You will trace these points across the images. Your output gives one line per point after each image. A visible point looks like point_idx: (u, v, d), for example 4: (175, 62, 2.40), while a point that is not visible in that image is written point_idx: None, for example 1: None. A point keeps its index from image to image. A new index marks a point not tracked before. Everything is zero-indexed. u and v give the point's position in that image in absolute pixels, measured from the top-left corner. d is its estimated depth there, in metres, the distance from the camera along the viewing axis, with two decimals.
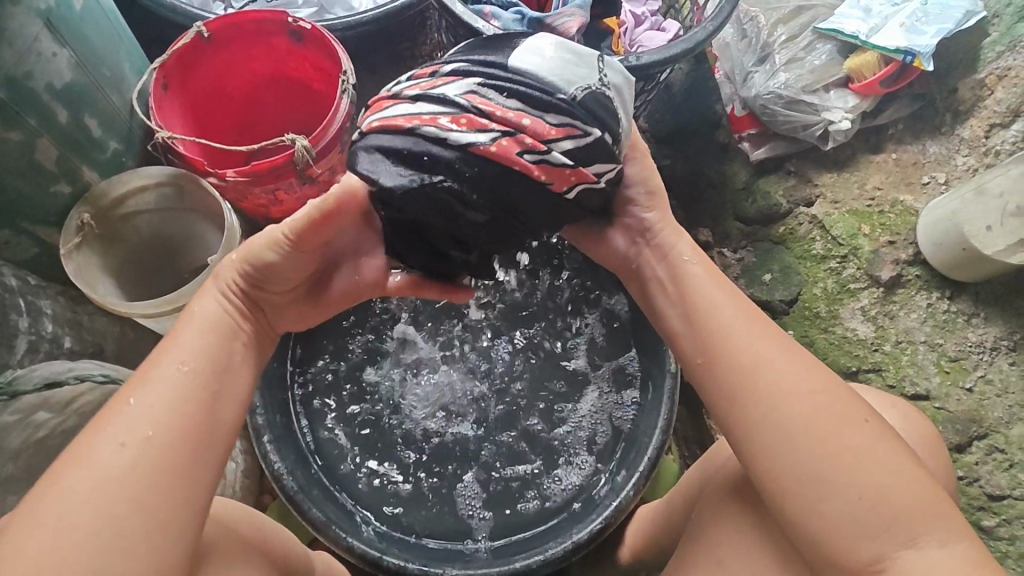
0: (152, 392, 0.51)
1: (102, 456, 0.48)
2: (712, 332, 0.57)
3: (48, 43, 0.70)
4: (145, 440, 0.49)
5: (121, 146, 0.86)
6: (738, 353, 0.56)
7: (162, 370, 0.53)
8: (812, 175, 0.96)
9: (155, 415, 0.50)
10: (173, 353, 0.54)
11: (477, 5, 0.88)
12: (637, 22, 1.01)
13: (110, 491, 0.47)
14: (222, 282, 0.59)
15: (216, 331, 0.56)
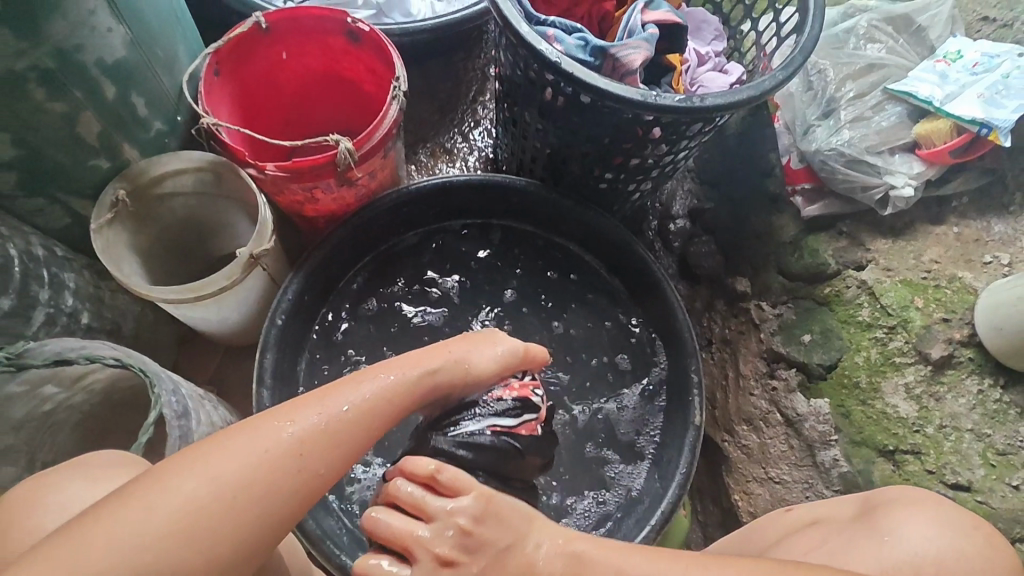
0: (346, 433, 0.52)
1: (274, 445, 0.50)
2: None
3: (106, 17, 0.68)
4: (308, 472, 0.50)
5: (165, 127, 0.85)
6: None
7: (369, 405, 0.55)
8: (865, 240, 0.92)
9: (334, 442, 0.52)
10: (384, 396, 0.56)
11: (541, 27, 0.85)
12: (700, 61, 0.98)
13: (258, 491, 0.48)
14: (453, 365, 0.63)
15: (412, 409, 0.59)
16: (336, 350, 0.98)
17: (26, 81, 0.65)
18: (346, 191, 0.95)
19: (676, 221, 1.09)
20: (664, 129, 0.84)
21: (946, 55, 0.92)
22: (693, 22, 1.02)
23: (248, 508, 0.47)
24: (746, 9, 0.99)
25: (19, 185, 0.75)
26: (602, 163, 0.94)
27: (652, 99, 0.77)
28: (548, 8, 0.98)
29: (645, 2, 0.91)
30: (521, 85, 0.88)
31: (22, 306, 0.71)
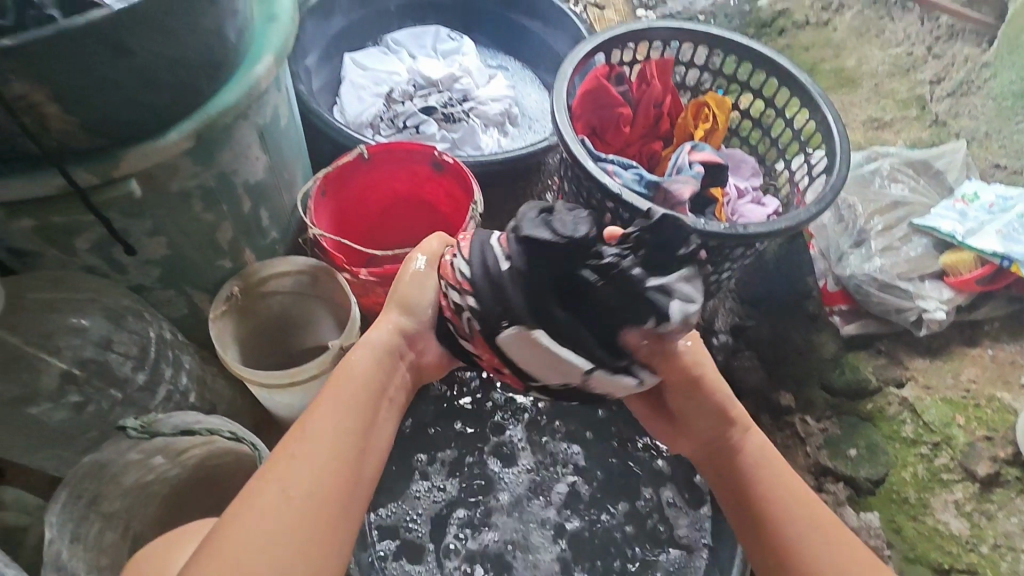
0: (348, 405, 0.61)
1: (306, 460, 0.56)
2: (786, 542, 0.60)
3: (258, 148, 0.83)
4: (339, 447, 0.58)
5: (278, 235, 0.99)
6: (800, 543, 0.60)
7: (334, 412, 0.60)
8: (902, 359, 0.99)
9: (321, 461, 0.57)
10: (343, 396, 0.62)
11: (602, 163, 1.00)
12: (740, 194, 1.11)
13: (316, 489, 0.55)
14: (388, 339, 0.67)
15: (390, 361, 0.66)
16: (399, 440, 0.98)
17: (192, 196, 0.78)
18: None
19: (718, 336, 1.08)
20: (711, 252, 0.95)
21: (964, 196, 1.04)
22: (733, 162, 1.16)
23: (308, 502, 0.55)
24: (780, 152, 1.14)
25: (160, 280, 0.87)
26: None
27: (701, 226, 0.88)
28: (604, 148, 1.14)
29: (691, 145, 1.06)
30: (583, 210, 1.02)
31: (151, 381, 0.81)
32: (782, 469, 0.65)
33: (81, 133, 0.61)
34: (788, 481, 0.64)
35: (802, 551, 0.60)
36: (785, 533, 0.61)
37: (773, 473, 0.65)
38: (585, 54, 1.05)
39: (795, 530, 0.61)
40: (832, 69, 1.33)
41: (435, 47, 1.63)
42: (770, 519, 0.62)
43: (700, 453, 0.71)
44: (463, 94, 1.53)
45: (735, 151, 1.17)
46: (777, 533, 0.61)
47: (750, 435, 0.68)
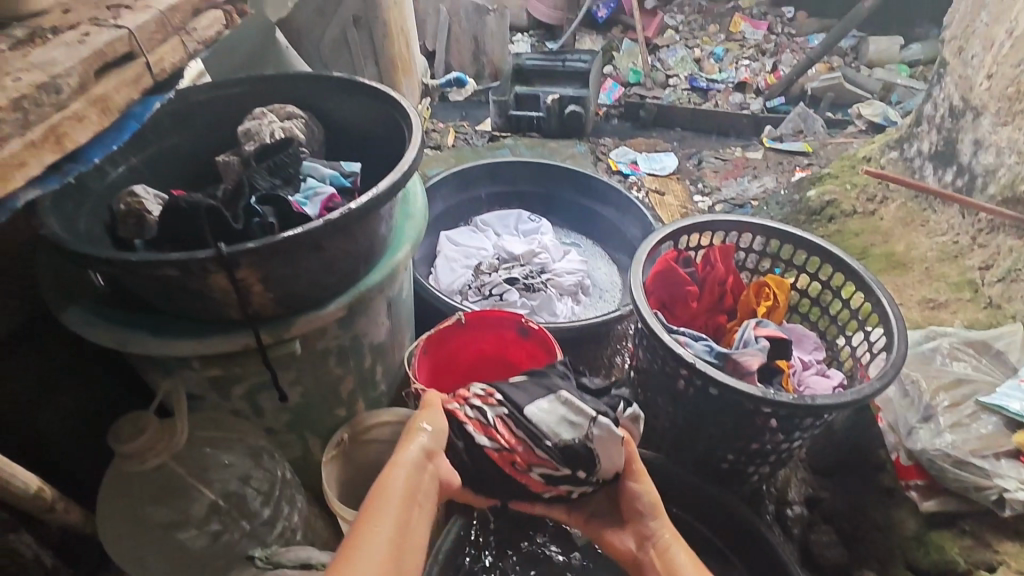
0: (394, 508, 0.68)
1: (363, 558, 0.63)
2: None
3: (384, 316, 1.02)
4: (391, 547, 0.65)
5: (385, 388, 1.13)
6: None
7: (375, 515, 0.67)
8: (990, 540, 0.99)
9: (378, 559, 0.63)
10: (383, 505, 0.68)
11: (674, 333, 1.12)
12: (804, 365, 1.19)
13: None
14: (414, 459, 0.74)
15: (426, 467, 0.75)
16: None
17: (330, 354, 0.94)
18: None
19: (793, 507, 1.16)
20: (781, 420, 1.01)
21: None
22: (795, 335, 1.25)
23: None
24: (840, 328, 1.23)
25: (287, 425, 1.00)
26: (725, 445, 1.09)
27: (771, 395, 0.96)
28: (674, 320, 1.27)
29: (755, 321, 1.18)
30: (658, 375, 1.11)
31: (272, 517, 0.92)
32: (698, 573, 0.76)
33: (273, 307, 0.80)
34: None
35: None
36: None
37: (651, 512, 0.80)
38: (657, 241, 1.22)
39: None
40: (883, 252, 1.48)
41: (518, 227, 1.87)
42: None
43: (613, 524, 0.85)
44: (542, 267, 1.73)
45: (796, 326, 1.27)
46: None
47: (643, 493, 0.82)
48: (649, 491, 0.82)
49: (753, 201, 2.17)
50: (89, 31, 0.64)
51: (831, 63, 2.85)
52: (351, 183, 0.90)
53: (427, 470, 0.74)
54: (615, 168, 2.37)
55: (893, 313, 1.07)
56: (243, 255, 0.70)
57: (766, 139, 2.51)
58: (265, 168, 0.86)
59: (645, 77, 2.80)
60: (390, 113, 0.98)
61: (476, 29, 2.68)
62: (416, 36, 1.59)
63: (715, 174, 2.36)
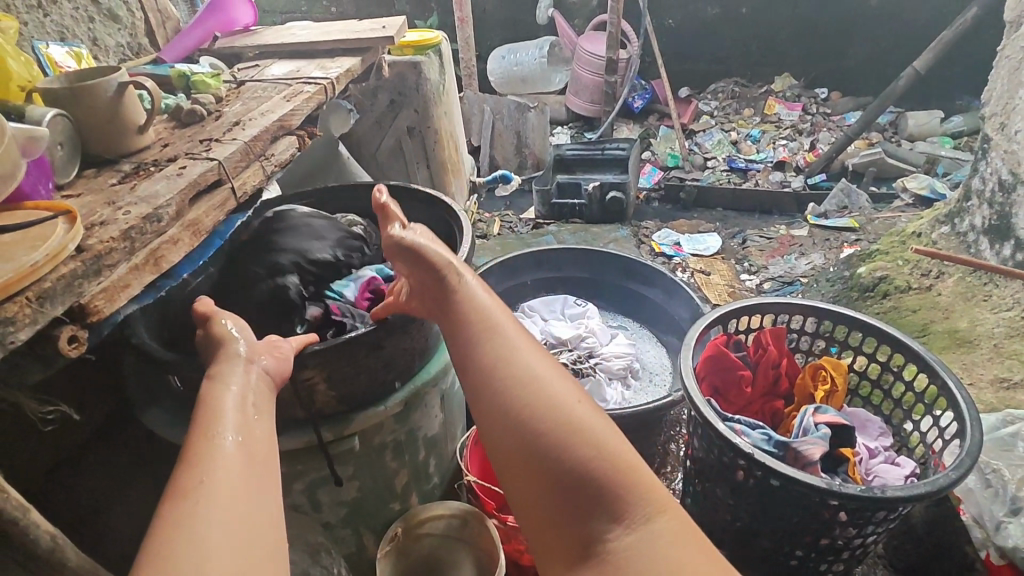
0: (237, 415, 0.60)
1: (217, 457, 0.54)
2: (499, 368, 0.65)
3: (439, 409, 1.04)
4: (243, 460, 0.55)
5: (438, 481, 1.14)
6: (529, 402, 0.62)
7: (209, 419, 0.58)
8: None
9: (235, 467, 0.54)
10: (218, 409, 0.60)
11: (730, 421, 1.09)
12: (870, 453, 1.14)
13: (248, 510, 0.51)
14: (235, 370, 0.66)
15: (250, 377, 0.66)
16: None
17: (387, 447, 0.96)
18: None
19: None
20: (850, 513, 0.96)
21: None
22: (859, 421, 1.20)
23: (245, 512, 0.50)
24: (907, 411, 1.18)
25: (343, 519, 1.01)
26: (793, 541, 1.04)
27: (837, 487, 0.92)
28: (727, 405, 1.25)
29: (814, 407, 1.14)
30: (716, 465, 1.08)
31: None
32: (546, 362, 0.67)
33: (336, 406, 0.84)
34: (551, 376, 0.65)
35: (550, 410, 0.61)
36: (506, 390, 0.63)
37: (492, 310, 0.73)
38: (705, 327, 1.21)
39: (524, 373, 0.64)
40: (946, 330, 1.43)
41: (564, 312, 1.89)
42: (508, 385, 0.64)
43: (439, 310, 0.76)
44: (589, 352, 1.73)
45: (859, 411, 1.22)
46: (508, 394, 0.63)
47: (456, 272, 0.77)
48: (468, 285, 0.76)
49: (802, 279, 2.15)
50: (185, 164, 0.74)
51: (870, 139, 2.87)
52: (393, 271, 0.99)
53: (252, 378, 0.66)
54: (658, 250, 2.40)
55: (961, 397, 1.03)
56: (309, 357, 0.76)
57: (810, 216, 2.51)
58: None
59: (683, 161, 2.88)
60: (442, 216, 1.06)
61: (518, 125, 2.85)
62: (464, 139, 1.71)
63: (761, 252, 2.36)
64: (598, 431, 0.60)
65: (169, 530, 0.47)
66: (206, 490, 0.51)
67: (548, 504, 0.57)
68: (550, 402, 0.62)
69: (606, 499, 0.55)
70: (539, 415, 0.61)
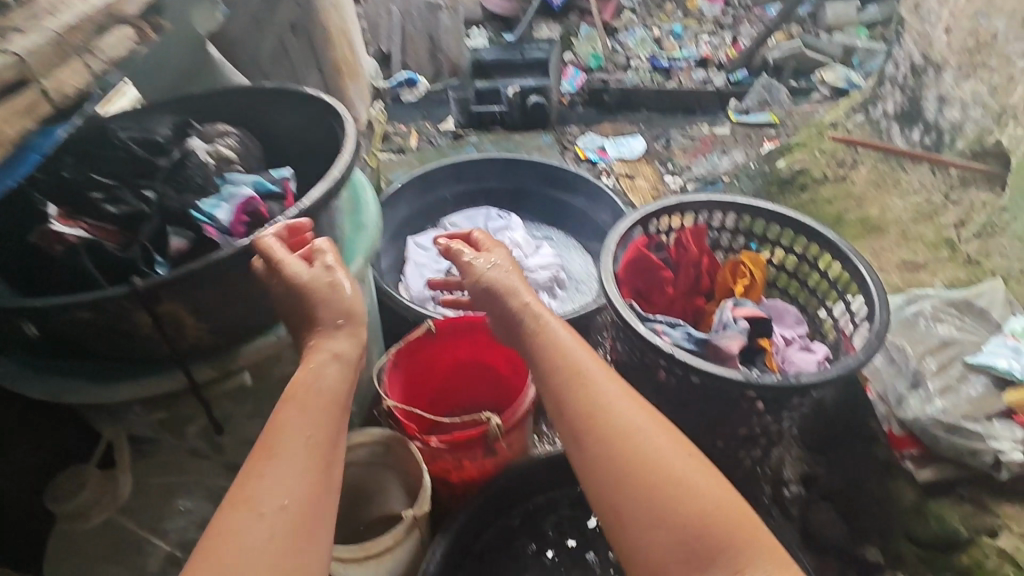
0: (310, 416, 0.59)
1: (278, 472, 0.54)
2: (599, 419, 0.67)
3: None
4: (309, 468, 0.56)
5: (355, 409, 1.08)
6: (631, 454, 0.64)
7: (289, 418, 0.59)
8: (990, 505, 0.96)
9: (296, 472, 0.55)
10: (300, 410, 0.60)
11: (649, 322, 1.08)
12: (787, 342, 1.16)
13: (300, 518, 0.53)
14: (321, 354, 0.65)
15: (337, 374, 0.64)
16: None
17: (290, 381, 0.89)
18: (489, 459, 1.11)
19: (790, 487, 1.11)
20: (767, 402, 0.97)
21: (1013, 332, 1.06)
22: (776, 312, 1.22)
23: (317, 533, 0.53)
24: (822, 300, 1.20)
25: None
26: (713, 434, 1.06)
27: (755, 379, 0.92)
28: (650, 307, 1.24)
29: (733, 302, 1.14)
30: (638, 367, 1.07)
31: None
32: (639, 406, 0.69)
33: (212, 338, 0.76)
34: (646, 424, 0.67)
35: (652, 467, 0.63)
36: (607, 441, 0.65)
37: (580, 354, 0.74)
38: (626, 230, 1.17)
39: (622, 428, 0.66)
40: (858, 218, 1.45)
41: (487, 225, 1.82)
42: (604, 437, 0.66)
43: (536, 349, 0.77)
44: (514, 265, 1.68)
45: (775, 302, 1.24)
46: (606, 447, 0.65)
47: (542, 318, 0.79)
48: (555, 329, 0.77)
49: (724, 178, 2.14)
50: None
51: (790, 32, 2.82)
52: (277, 187, 0.88)
53: (340, 367, 0.64)
54: (583, 156, 2.33)
55: (871, 281, 1.04)
56: (163, 287, 0.67)
57: (732, 114, 2.48)
58: (171, 185, 0.82)
59: (605, 62, 2.75)
60: (327, 122, 0.94)
61: (429, 27, 2.62)
62: (360, 38, 1.53)
63: (684, 153, 2.33)
64: (698, 483, 0.62)
65: (224, 543, 0.50)
66: (276, 513, 0.52)
67: (654, 556, 0.59)
68: (649, 455, 0.64)
69: (707, 551, 0.58)
70: (638, 466, 0.63)
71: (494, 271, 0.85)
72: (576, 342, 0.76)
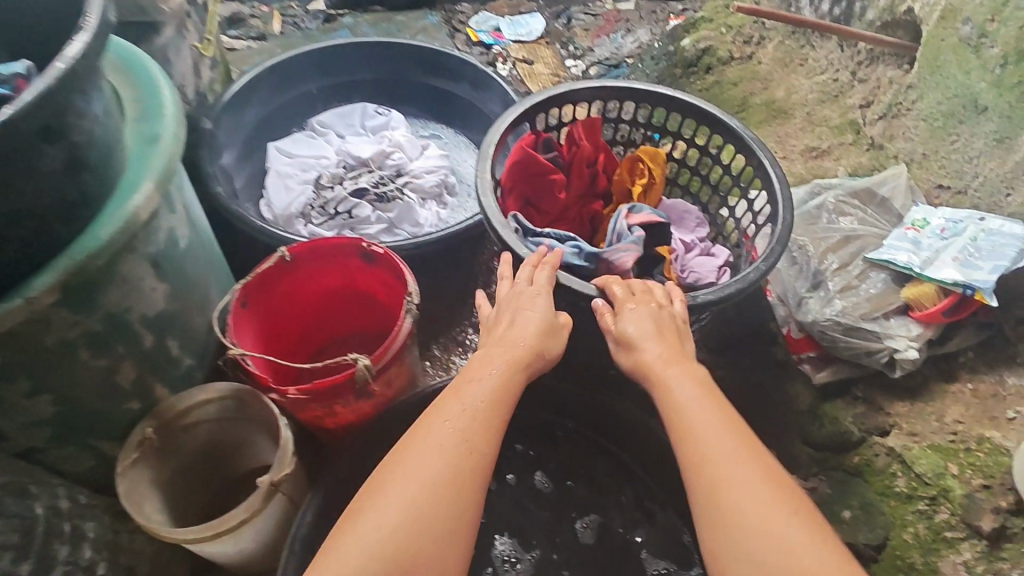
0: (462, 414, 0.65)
1: (424, 460, 0.61)
2: (721, 482, 0.60)
3: (152, 279, 0.76)
4: (448, 458, 0.62)
5: (194, 361, 0.91)
6: (756, 527, 0.57)
7: (439, 414, 0.66)
8: (884, 403, 0.92)
9: (443, 461, 0.62)
10: (450, 413, 0.66)
11: (536, 238, 0.94)
12: (687, 248, 1.05)
13: (422, 500, 0.59)
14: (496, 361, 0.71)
15: (494, 383, 0.69)
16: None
17: (76, 347, 0.71)
18: (365, 401, 0.98)
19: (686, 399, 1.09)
20: None
21: (914, 223, 0.98)
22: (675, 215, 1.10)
23: (442, 505, 0.59)
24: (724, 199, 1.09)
25: (52, 438, 0.78)
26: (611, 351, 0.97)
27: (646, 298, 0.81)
28: (541, 219, 1.08)
29: (628, 207, 1.01)
30: None
31: (41, 565, 0.72)
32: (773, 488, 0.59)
33: None
34: (773, 509, 0.58)
35: (779, 552, 0.56)
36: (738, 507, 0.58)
37: (718, 414, 0.65)
38: (506, 130, 0.99)
39: (750, 500, 0.59)
40: (763, 102, 1.33)
41: (364, 124, 1.57)
42: (718, 511, 0.59)
43: (668, 402, 0.68)
44: (396, 170, 1.47)
45: (677, 203, 1.11)
46: (730, 520, 0.58)
47: (680, 365, 0.71)
48: (671, 381, 0.69)
49: (628, 61, 1.95)
50: None
51: None
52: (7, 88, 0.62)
53: (489, 369, 0.70)
54: (475, 39, 2.05)
55: (775, 174, 0.94)
56: None
57: None
58: None
59: None
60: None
61: None
62: None
63: (586, 33, 2.10)
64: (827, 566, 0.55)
65: (369, 513, 0.59)
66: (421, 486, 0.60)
67: None
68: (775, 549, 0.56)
69: None
70: (766, 542, 0.56)
71: (620, 323, 0.76)
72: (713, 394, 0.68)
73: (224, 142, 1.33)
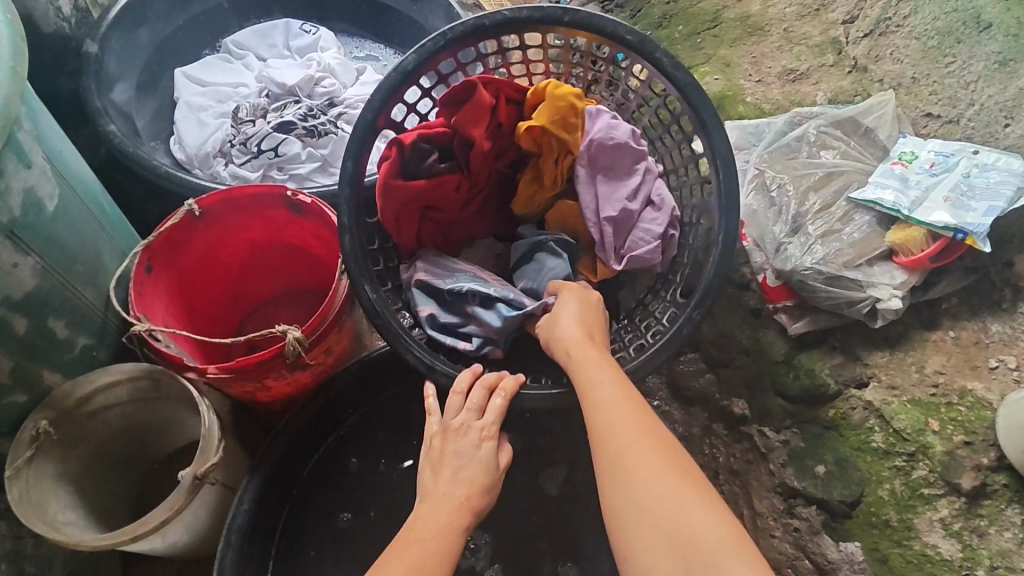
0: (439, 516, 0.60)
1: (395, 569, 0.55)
2: (620, 466, 0.56)
3: (8, 254, 0.66)
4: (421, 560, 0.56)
5: (92, 341, 0.80)
6: (654, 500, 0.53)
7: (419, 519, 0.60)
8: (861, 353, 0.87)
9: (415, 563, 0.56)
10: (426, 514, 0.61)
11: (455, 289, 0.80)
12: (628, 220, 0.81)
13: None
14: (468, 441, 0.66)
15: (470, 474, 0.64)
16: (313, 569, 0.87)
17: None
18: (302, 374, 0.86)
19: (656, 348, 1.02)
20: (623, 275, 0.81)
21: (902, 156, 0.90)
22: (609, 157, 0.82)
23: None
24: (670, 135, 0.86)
25: None
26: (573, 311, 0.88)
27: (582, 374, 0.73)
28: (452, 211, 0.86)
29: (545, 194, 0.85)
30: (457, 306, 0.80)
31: None
32: (679, 473, 0.55)
33: None
34: (676, 491, 0.53)
35: (680, 528, 0.51)
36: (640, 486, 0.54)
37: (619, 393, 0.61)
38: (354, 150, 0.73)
39: (646, 482, 0.54)
40: (737, 17, 1.20)
41: (287, 44, 1.36)
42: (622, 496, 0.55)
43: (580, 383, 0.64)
44: (328, 99, 1.28)
45: (616, 138, 0.82)
46: (628, 500, 0.54)
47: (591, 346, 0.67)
48: (585, 362, 0.65)
49: None
50: None
51: None
52: None
53: (467, 453, 0.65)
54: None
55: (720, 160, 0.72)
56: None
57: None
58: None
59: None
60: None
61: None
62: None
63: None
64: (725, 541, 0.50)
65: None
66: None
67: None
68: (681, 525, 0.51)
69: None
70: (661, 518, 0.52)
71: (553, 328, 0.70)
72: (617, 374, 0.64)
73: (117, 71, 1.12)
